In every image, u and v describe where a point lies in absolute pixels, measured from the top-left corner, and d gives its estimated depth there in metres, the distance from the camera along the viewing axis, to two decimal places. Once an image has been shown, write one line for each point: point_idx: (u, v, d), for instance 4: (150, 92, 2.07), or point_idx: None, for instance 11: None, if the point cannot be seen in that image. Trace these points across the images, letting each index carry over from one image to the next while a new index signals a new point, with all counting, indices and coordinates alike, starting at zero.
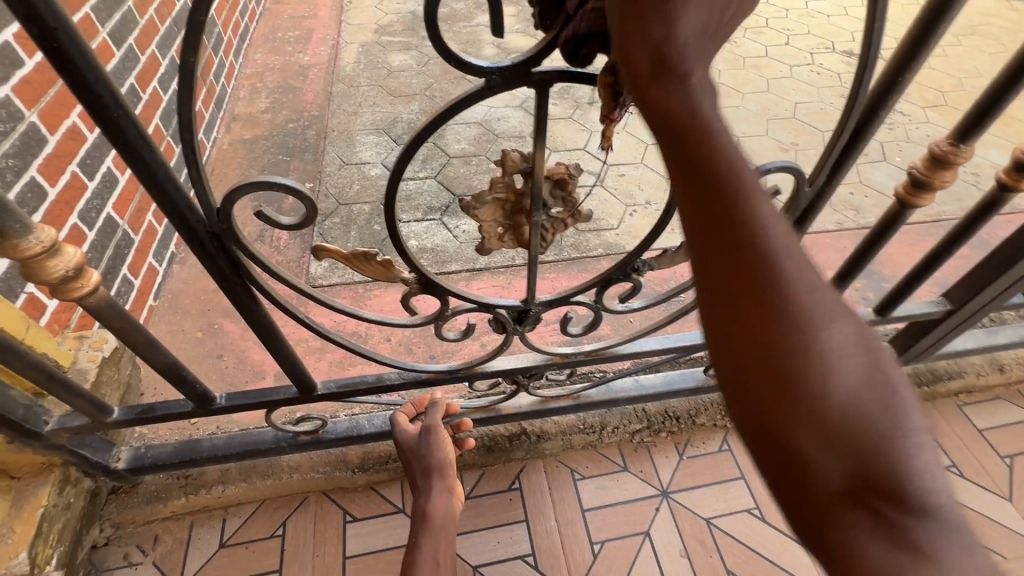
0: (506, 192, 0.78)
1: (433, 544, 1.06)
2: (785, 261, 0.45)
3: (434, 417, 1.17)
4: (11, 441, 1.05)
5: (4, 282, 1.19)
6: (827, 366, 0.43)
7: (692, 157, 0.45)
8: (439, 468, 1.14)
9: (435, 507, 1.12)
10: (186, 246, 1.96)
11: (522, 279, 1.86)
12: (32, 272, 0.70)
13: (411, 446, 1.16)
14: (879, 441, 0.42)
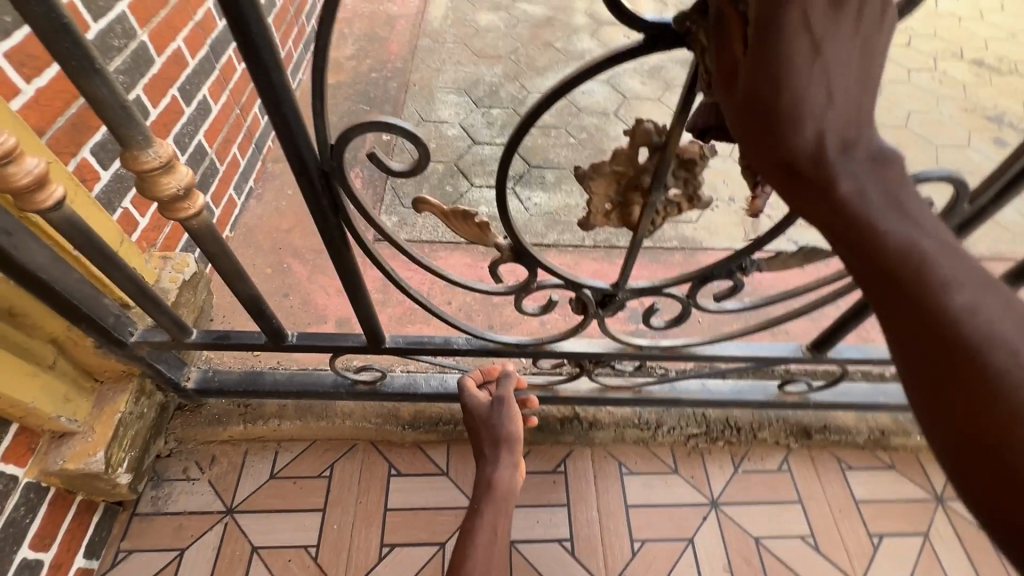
0: (626, 165, 0.72)
1: (491, 514, 1.06)
2: (960, 298, 0.43)
3: (505, 388, 1.17)
4: (99, 345, 1.09)
5: (105, 193, 1.23)
6: (1015, 386, 0.40)
7: (821, 193, 0.45)
8: (508, 439, 1.13)
9: (501, 477, 1.10)
10: (263, 182, 1.99)
11: (590, 260, 1.80)
12: (146, 185, 0.70)
13: (482, 414, 1.16)
14: None
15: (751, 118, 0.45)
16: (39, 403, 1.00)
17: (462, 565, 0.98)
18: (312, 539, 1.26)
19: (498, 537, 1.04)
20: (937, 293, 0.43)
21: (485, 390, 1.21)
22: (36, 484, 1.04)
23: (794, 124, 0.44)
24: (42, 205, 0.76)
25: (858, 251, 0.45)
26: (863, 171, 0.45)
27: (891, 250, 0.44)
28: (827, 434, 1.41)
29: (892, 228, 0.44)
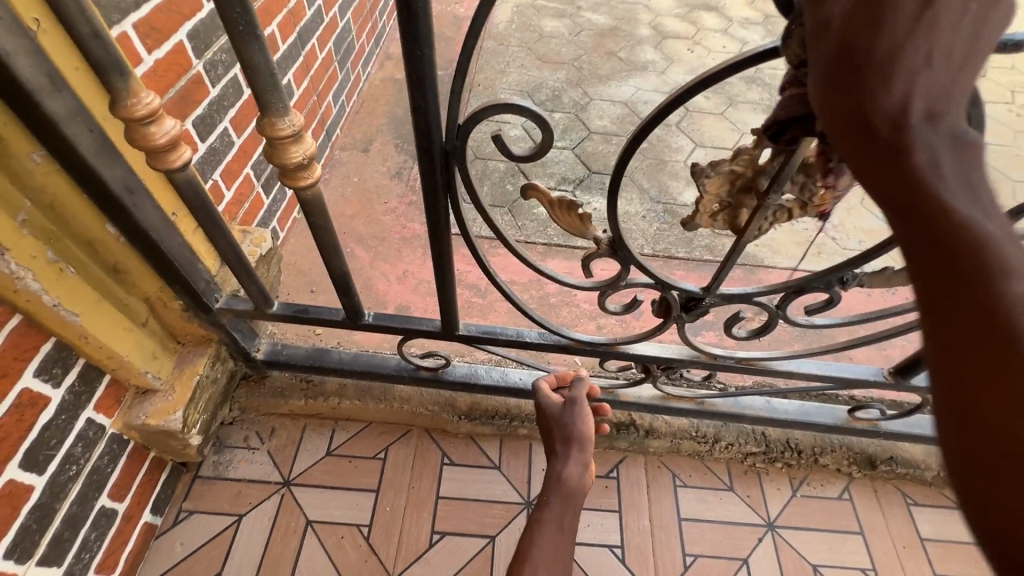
0: (745, 166, 0.72)
1: (556, 513, 1.08)
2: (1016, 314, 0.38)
3: (580, 390, 1.16)
4: (187, 309, 1.13)
5: (200, 164, 1.28)
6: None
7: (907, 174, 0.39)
8: (579, 440, 1.13)
9: (570, 476, 1.11)
10: (331, 168, 2.04)
11: (648, 269, 1.79)
12: (275, 152, 0.73)
13: (555, 414, 1.16)
14: None
15: (844, 75, 0.38)
16: (132, 358, 1.04)
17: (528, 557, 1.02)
18: (365, 519, 1.27)
19: (563, 533, 1.06)
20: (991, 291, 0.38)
21: (559, 392, 1.21)
22: (119, 436, 1.08)
23: (883, 80, 0.37)
24: (172, 165, 0.80)
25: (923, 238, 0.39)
26: (943, 146, 0.39)
27: (960, 242, 0.39)
28: (894, 466, 1.35)
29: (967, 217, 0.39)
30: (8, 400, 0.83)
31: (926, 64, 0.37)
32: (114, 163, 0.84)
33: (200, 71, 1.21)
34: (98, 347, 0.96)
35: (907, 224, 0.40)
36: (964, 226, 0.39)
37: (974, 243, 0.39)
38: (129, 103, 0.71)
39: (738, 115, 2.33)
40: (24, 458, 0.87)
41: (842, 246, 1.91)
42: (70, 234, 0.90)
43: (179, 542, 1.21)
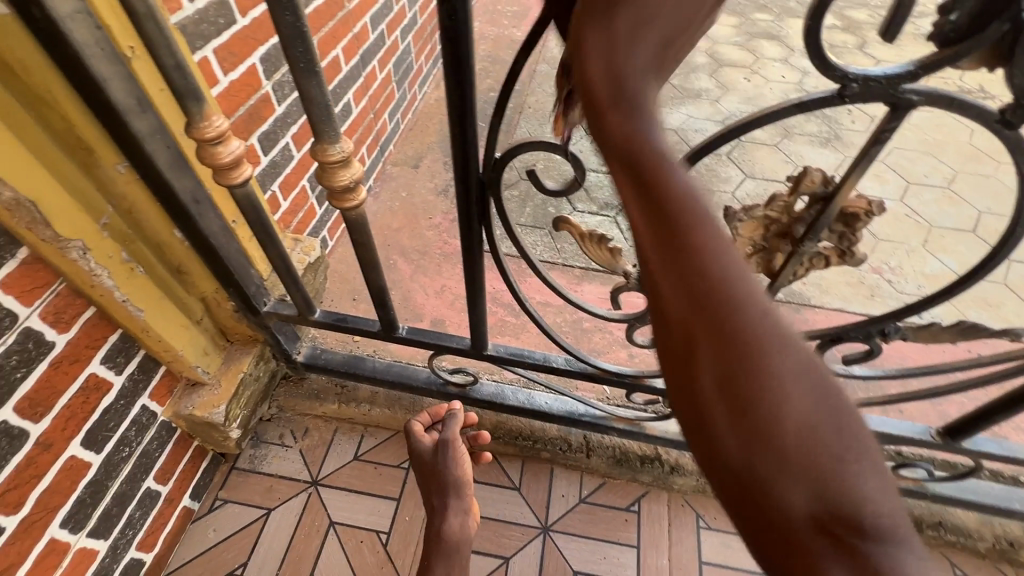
0: (781, 212, 0.71)
1: (444, 569, 1.04)
2: (760, 324, 0.41)
3: (451, 430, 1.15)
4: (237, 310, 1.21)
5: (262, 176, 1.38)
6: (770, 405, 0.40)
7: (668, 203, 0.44)
8: (454, 487, 1.11)
9: (450, 528, 1.08)
10: (382, 182, 2.13)
11: None
12: (325, 175, 0.79)
13: (429, 459, 1.14)
14: (833, 463, 0.39)
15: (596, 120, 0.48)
16: (186, 352, 1.12)
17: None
18: (384, 526, 1.30)
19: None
20: (731, 305, 0.42)
21: (430, 433, 1.19)
22: (168, 423, 1.17)
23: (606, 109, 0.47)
24: (234, 181, 0.87)
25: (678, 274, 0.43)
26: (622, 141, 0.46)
27: (705, 269, 0.43)
28: (942, 532, 1.25)
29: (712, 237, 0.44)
30: (77, 383, 0.92)
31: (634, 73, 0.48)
32: (186, 175, 0.93)
33: (269, 91, 1.31)
34: (157, 341, 1.05)
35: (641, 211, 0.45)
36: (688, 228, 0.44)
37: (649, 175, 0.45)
38: (203, 126, 0.79)
39: (793, 147, 2.26)
40: (86, 437, 0.96)
41: (898, 289, 1.81)
42: (142, 236, 0.99)
43: (211, 529, 1.28)
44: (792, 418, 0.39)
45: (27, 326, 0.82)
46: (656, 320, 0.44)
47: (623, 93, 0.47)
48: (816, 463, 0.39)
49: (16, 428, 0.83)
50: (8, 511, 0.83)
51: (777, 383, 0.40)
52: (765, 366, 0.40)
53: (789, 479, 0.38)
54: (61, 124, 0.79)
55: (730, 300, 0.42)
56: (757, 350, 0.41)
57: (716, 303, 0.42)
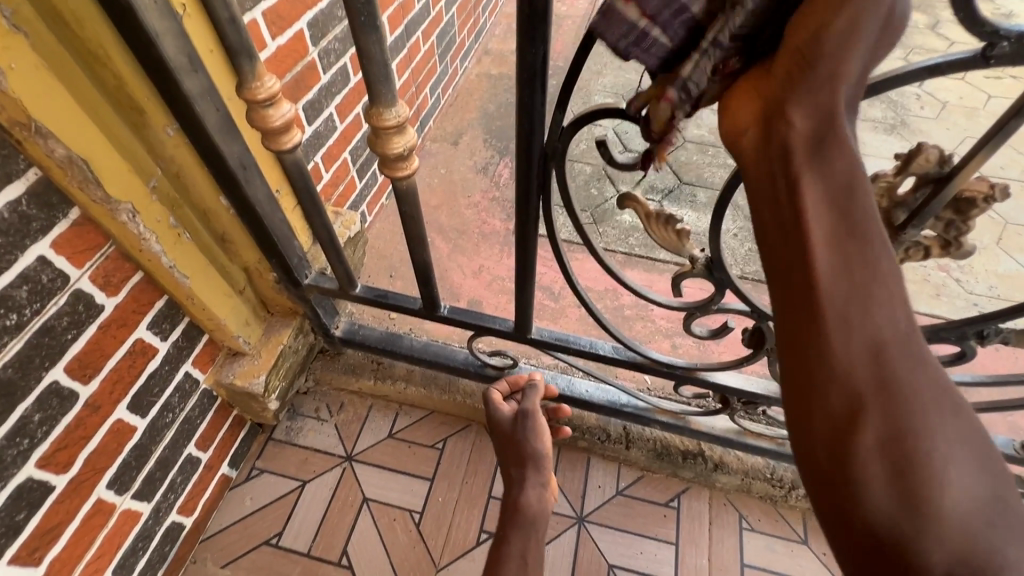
0: (880, 195, 0.63)
1: (521, 541, 1.01)
2: (915, 395, 0.46)
3: (532, 402, 1.09)
4: (278, 281, 1.19)
5: (306, 146, 1.36)
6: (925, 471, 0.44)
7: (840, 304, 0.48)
8: (533, 460, 1.06)
9: (528, 501, 1.04)
10: (420, 159, 2.09)
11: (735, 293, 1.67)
12: (379, 142, 0.75)
13: (508, 429, 1.09)
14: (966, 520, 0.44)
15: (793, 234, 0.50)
16: (228, 321, 1.11)
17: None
18: (417, 506, 1.29)
19: (528, 565, 0.99)
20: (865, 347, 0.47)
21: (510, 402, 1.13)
22: (209, 391, 1.17)
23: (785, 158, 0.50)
24: (284, 146, 0.84)
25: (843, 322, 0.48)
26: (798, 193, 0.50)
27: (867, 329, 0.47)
28: None
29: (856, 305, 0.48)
30: (123, 347, 0.91)
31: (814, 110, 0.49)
32: (233, 140, 0.90)
33: (315, 58, 1.28)
34: (201, 308, 1.04)
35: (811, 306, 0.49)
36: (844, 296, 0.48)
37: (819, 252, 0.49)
38: (254, 86, 0.76)
39: (856, 133, 2.11)
40: (132, 402, 0.96)
41: (965, 289, 1.68)
42: (188, 201, 0.98)
43: (248, 498, 1.29)
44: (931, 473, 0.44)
45: (77, 288, 0.81)
46: (809, 379, 0.48)
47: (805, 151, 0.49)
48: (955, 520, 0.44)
49: (66, 390, 0.83)
50: (57, 470, 0.84)
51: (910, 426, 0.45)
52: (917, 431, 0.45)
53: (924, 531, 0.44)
54: (112, 81, 0.77)
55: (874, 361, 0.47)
56: (915, 416, 0.45)
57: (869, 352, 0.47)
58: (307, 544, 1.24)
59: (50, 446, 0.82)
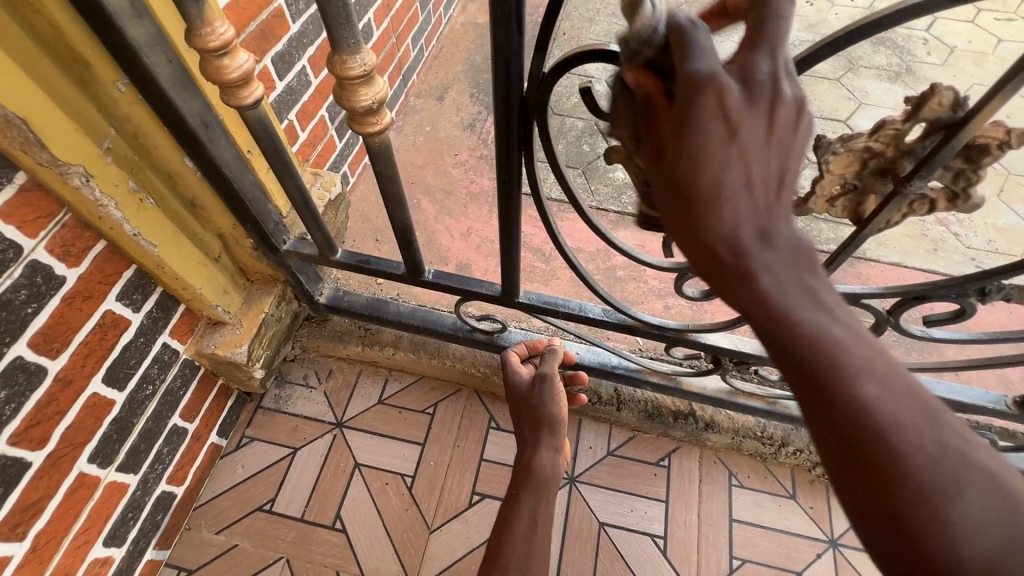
0: (886, 143, 0.59)
1: (532, 500, 0.97)
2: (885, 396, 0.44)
3: (550, 365, 1.07)
4: (256, 248, 1.15)
5: (277, 103, 1.28)
6: (901, 458, 0.43)
7: (814, 354, 0.46)
8: (550, 422, 1.04)
9: (540, 464, 1.01)
10: (405, 115, 1.99)
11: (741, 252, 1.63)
12: (345, 94, 0.69)
13: (524, 392, 1.06)
14: (949, 502, 0.42)
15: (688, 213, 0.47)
16: (204, 290, 1.07)
17: (499, 556, 0.90)
18: (409, 470, 1.29)
19: (539, 524, 0.95)
20: (847, 384, 0.45)
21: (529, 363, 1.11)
22: (191, 361, 1.14)
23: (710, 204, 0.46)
24: (244, 102, 0.77)
25: (796, 365, 0.46)
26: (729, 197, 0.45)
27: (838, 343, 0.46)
28: None
29: (816, 332, 0.46)
30: (92, 320, 0.88)
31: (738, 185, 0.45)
32: (191, 95, 0.83)
33: (282, 5, 1.18)
34: (174, 278, 1.00)
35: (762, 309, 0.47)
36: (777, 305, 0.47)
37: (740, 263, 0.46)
38: (204, 33, 0.68)
39: (859, 82, 2.02)
40: (107, 374, 0.93)
41: (963, 243, 1.65)
42: (150, 163, 0.92)
43: (240, 466, 1.29)
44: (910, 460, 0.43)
45: (33, 259, 0.76)
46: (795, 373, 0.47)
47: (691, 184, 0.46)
48: (939, 502, 0.42)
49: (32, 365, 0.79)
50: (32, 447, 0.82)
51: (941, 501, 0.42)
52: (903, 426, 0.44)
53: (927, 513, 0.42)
54: (48, 30, 0.70)
55: (855, 416, 0.44)
56: (898, 414, 0.44)
57: (828, 396, 0.45)
58: (301, 509, 1.25)
59: (22, 423, 0.79)
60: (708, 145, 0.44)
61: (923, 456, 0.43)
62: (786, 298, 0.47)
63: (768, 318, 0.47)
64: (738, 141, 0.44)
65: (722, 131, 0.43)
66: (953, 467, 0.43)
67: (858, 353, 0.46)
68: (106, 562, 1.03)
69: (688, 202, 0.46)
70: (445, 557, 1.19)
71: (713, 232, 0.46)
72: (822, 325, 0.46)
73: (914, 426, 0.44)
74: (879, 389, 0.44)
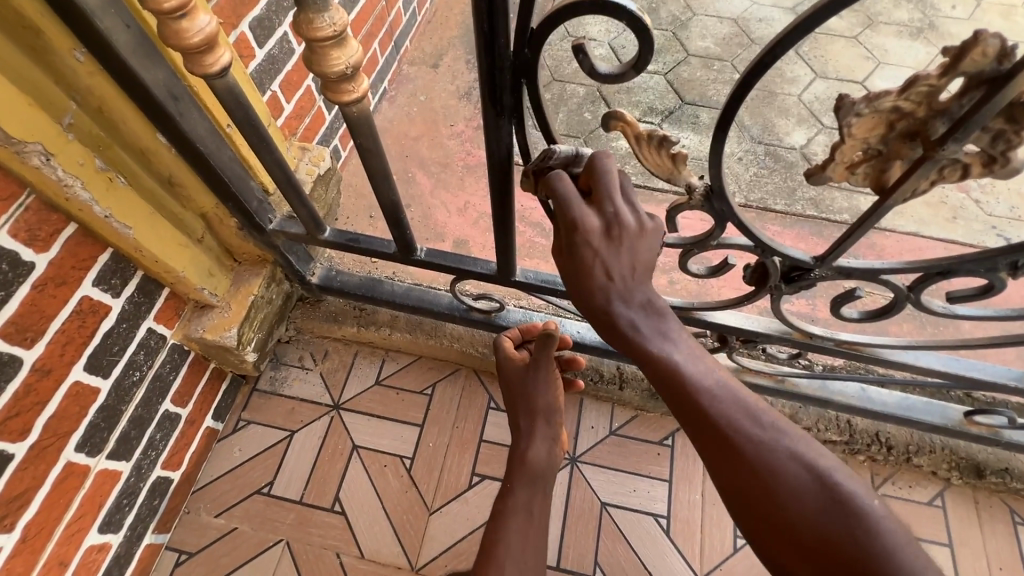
0: (918, 103, 0.52)
1: (527, 493, 0.94)
2: (772, 450, 0.58)
3: (546, 351, 1.02)
4: (240, 228, 1.10)
5: (258, 73, 1.20)
6: (790, 494, 0.56)
7: (713, 423, 0.59)
8: (545, 411, 1.00)
9: (535, 455, 0.98)
10: (398, 85, 1.91)
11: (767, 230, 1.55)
12: (315, 59, 0.63)
13: (519, 378, 1.03)
14: (839, 531, 0.54)
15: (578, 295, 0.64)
16: (188, 273, 1.03)
17: (492, 551, 0.85)
18: (408, 452, 1.27)
19: (534, 518, 0.91)
20: (742, 443, 0.58)
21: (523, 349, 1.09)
22: (179, 346, 1.11)
23: (598, 298, 0.62)
24: (210, 70, 0.71)
25: (701, 429, 0.60)
26: (619, 293, 0.61)
27: (728, 412, 0.59)
28: (1007, 479, 1.15)
29: (710, 397, 0.60)
30: (68, 307, 0.84)
31: (608, 283, 0.61)
32: (156, 65, 0.77)
33: None
34: (153, 261, 0.95)
35: (667, 388, 0.61)
36: (681, 378, 0.60)
37: (632, 337, 0.62)
38: None
39: (879, 39, 1.90)
40: (89, 361, 0.90)
41: (984, 211, 1.57)
42: (119, 140, 0.86)
43: (237, 449, 1.28)
44: (797, 499, 0.56)
45: None
46: (705, 434, 0.59)
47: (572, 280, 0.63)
48: (828, 534, 0.54)
49: (5, 355, 0.76)
50: (12, 439, 0.79)
51: (829, 530, 0.55)
52: (786, 473, 0.57)
53: (814, 539, 0.55)
54: None
55: (782, 492, 0.56)
56: (779, 464, 0.57)
57: (768, 487, 0.57)
58: (299, 492, 1.23)
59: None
60: (581, 255, 0.61)
61: (810, 488, 0.56)
62: (688, 373, 0.60)
63: (675, 384, 0.60)
64: (601, 254, 0.61)
65: (593, 253, 0.61)
66: (835, 501, 0.55)
67: (747, 414, 0.59)
68: (103, 548, 1.03)
69: (605, 323, 0.63)
70: (445, 538, 1.18)
71: (588, 295, 0.62)
72: (750, 429, 0.59)
73: (801, 468, 0.57)
74: (766, 447, 0.58)
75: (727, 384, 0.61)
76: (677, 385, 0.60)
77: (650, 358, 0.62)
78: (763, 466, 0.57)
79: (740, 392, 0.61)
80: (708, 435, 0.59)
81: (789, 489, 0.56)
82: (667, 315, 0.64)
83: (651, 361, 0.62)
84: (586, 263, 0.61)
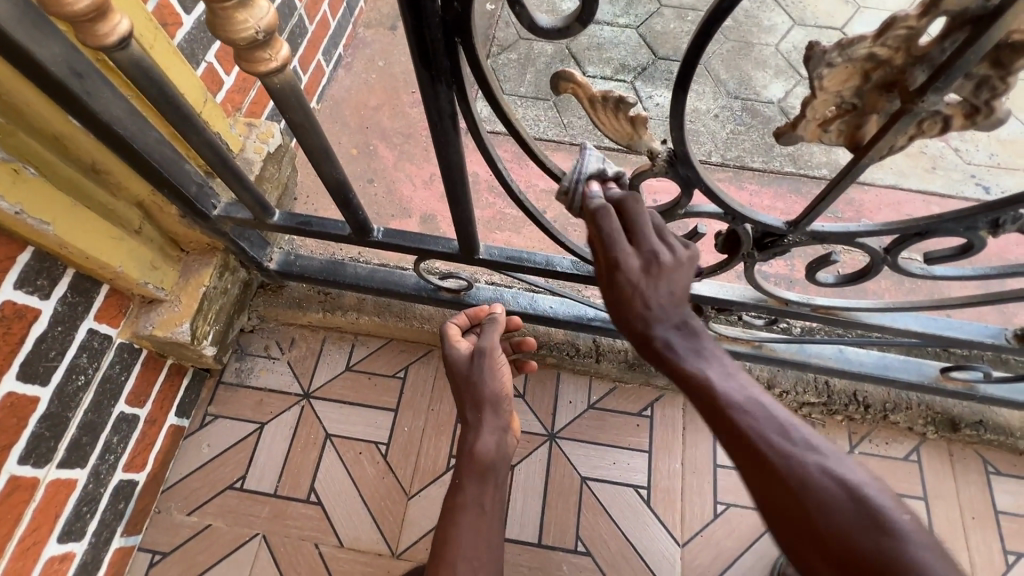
0: (894, 49, 0.47)
1: (478, 488, 0.88)
2: (801, 458, 0.54)
3: (490, 338, 0.99)
4: (183, 215, 1.02)
5: (188, 43, 1.09)
6: (823, 508, 0.52)
7: (743, 430, 0.56)
8: (492, 401, 0.95)
9: (485, 447, 0.92)
10: (354, 50, 1.78)
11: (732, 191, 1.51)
12: (218, 23, 0.55)
13: (463, 370, 0.99)
14: (873, 544, 0.49)
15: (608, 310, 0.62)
16: (127, 268, 0.95)
17: (443, 558, 0.80)
18: (383, 437, 1.24)
19: (485, 512, 0.86)
20: (771, 449, 0.55)
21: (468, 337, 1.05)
22: (128, 344, 1.05)
23: (630, 305, 0.60)
24: (105, 41, 0.62)
25: (731, 437, 0.56)
26: (649, 294, 0.60)
27: (754, 419, 0.56)
28: (981, 431, 1.16)
29: (737, 404, 0.57)
30: None
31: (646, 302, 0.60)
32: (47, 37, 0.68)
33: None
34: (84, 258, 0.88)
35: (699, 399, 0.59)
36: (708, 387, 0.58)
37: (657, 342, 0.60)
38: None
39: None
40: (22, 370, 0.84)
41: (964, 160, 1.53)
42: (23, 124, 0.78)
43: (206, 445, 1.24)
44: (831, 511, 0.52)
45: None
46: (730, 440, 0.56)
47: (614, 301, 0.61)
48: (858, 547, 0.50)
49: None
50: None
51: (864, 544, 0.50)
52: (814, 482, 0.53)
53: (847, 554, 0.50)
54: None
55: (814, 504, 0.52)
56: (808, 473, 0.53)
57: (797, 494, 0.53)
58: (273, 484, 1.20)
59: None
60: (618, 284, 0.60)
61: (841, 499, 0.52)
62: (719, 381, 0.58)
63: (703, 393, 0.58)
64: (640, 284, 0.60)
65: (628, 277, 0.60)
66: (871, 514, 0.51)
67: (775, 422, 0.56)
68: (66, 558, 1.00)
69: (641, 342, 0.61)
70: (425, 523, 1.17)
71: (620, 315, 0.61)
72: (778, 438, 0.55)
73: (832, 478, 0.53)
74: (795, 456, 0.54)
75: (760, 397, 0.58)
76: (704, 393, 0.58)
77: (668, 358, 0.60)
78: (797, 482, 0.53)
79: (758, 391, 0.59)
80: (735, 441, 0.56)
81: (820, 500, 0.52)
82: (701, 333, 0.61)
83: (679, 371, 0.59)
84: (625, 286, 0.60)
